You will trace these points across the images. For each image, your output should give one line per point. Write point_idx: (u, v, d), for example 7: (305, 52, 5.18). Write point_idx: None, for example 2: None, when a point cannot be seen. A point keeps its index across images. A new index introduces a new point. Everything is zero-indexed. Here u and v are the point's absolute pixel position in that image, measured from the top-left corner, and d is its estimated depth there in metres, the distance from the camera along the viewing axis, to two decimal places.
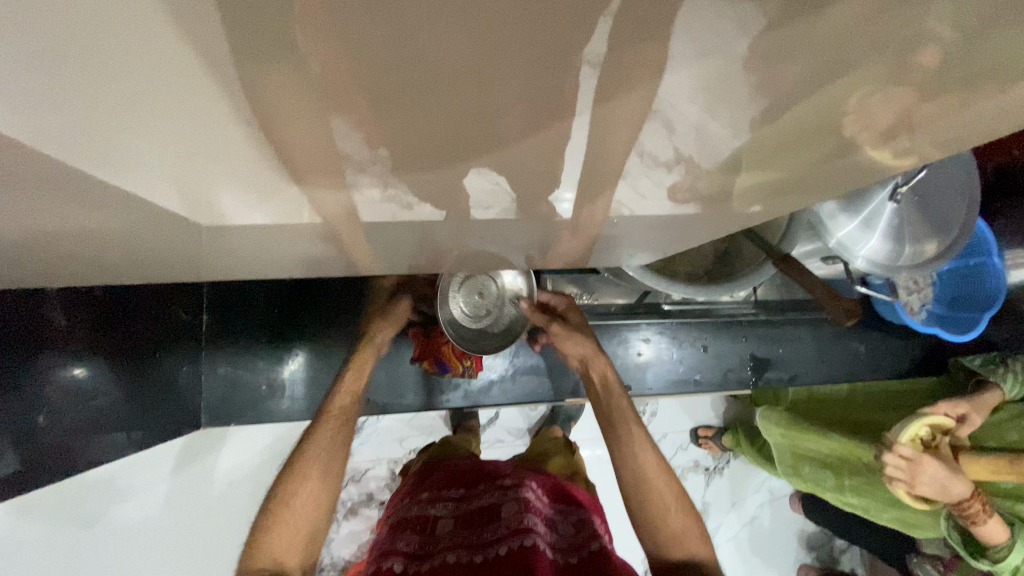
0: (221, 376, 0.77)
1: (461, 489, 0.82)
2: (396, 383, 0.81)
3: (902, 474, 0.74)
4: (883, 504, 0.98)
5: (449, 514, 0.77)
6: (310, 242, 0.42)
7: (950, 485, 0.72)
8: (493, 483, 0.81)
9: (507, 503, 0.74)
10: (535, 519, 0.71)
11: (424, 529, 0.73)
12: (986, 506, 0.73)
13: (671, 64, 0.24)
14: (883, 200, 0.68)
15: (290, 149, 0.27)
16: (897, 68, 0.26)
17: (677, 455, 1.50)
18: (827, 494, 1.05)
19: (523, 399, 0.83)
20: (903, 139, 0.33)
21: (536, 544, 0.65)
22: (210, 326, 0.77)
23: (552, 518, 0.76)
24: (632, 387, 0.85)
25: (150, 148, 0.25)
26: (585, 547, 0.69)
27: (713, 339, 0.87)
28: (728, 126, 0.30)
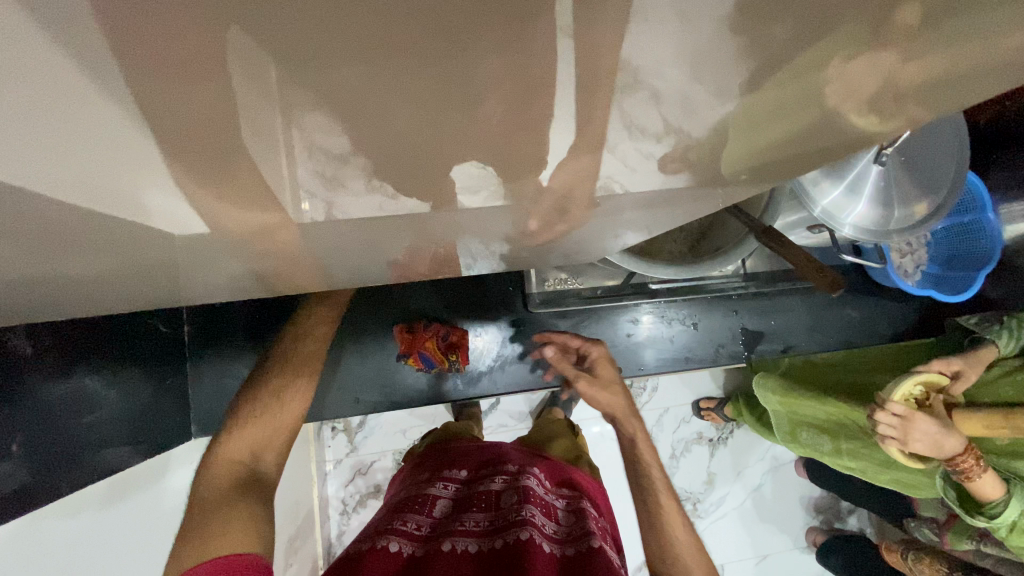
0: (208, 384, 0.77)
1: (461, 475, 0.83)
2: (386, 381, 0.80)
3: (894, 431, 0.75)
4: (879, 466, 0.99)
5: (449, 497, 0.77)
6: (269, 258, 0.41)
7: (942, 441, 0.72)
8: (498, 468, 0.82)
9: (507, 492, 0.75)
10: (534, 509, 0.71)
11: (424, 511, 0.73)
12: (979, 460, 0.73)
13: (621, 37, 0.21)
14: (867, 163, 0.65)
15: (221, 158, 0.25)
16: (872, 28, 0.23)
17: (679, 429, 1.50)
18: (824, 458, 1.07)
19: (513, 387, 0.83)
20: (885, 106, 0.31)
21: (534, 537, 0.65)
22: (191, 335, 0.77)
23: (552, 504, 0.76)
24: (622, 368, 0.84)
25: (43, 164, 0.22)
26: (585, 537, 0.70)
27: (703, 315, 0.86)
28: (692, 102, 0.27)
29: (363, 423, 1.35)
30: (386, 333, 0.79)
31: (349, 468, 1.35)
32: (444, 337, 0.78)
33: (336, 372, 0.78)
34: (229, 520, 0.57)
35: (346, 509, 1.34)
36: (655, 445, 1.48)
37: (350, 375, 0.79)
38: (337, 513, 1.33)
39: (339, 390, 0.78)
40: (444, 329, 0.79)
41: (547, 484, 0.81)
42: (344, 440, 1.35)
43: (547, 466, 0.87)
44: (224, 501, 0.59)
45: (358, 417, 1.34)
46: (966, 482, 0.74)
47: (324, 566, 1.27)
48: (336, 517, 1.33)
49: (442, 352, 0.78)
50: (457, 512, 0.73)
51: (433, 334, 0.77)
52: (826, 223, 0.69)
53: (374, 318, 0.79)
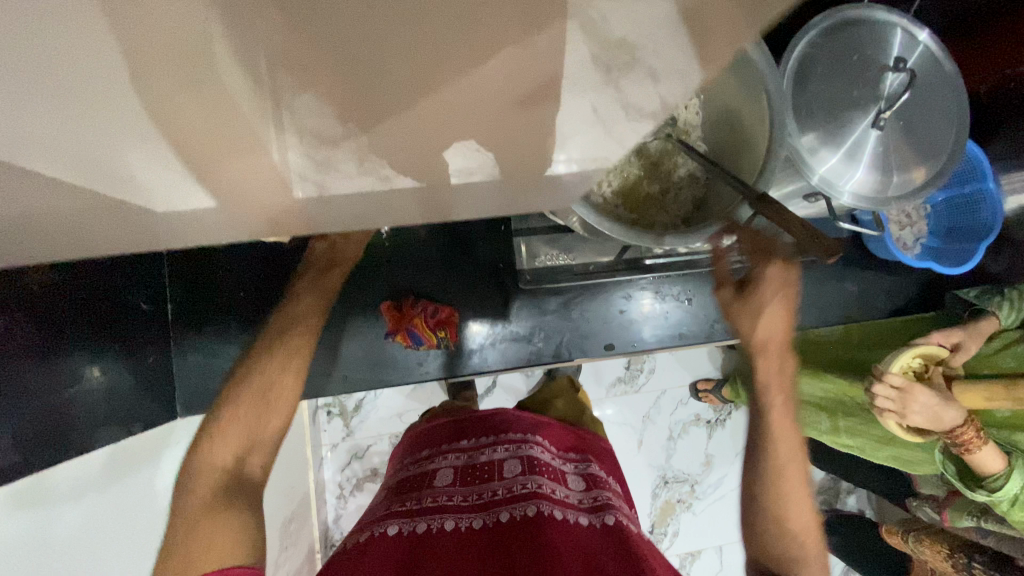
0: (191, 365, 0.74)
1: (462, 442, 0.82)
2: (375, 360, 0.78)
3: (892, 404, 0.73)
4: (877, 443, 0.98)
5: (451, 466, 0.76)
6: None
7: (941, 413, 0.71)
8: (502, 437, 0.81)
9: (510, 463, 0.74)
10: (539, 481, 0.71)
11: (426, 486, 0.72)
12: (979, 432, 0.72)
13: None
14: (866, 128, 0.63)
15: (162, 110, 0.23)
16: None
17: (677, 410, 1.49)
18: (825, 436, 1.05)
19: (505, 365, 0.80)
20: None
21: (540, 513, 0.65)
22: (174, 314, 0.73)
23: (557, 471, 0.76)
24: (615, 345, 0.82)
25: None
26: (592, 508, 0.70)
27: (698, 290, 0.84)
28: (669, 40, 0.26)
29: (359, 407, 1.34)
30: (374, 312, 0.78)
31: (345, 452, 1.34)
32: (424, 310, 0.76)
33: (323, 351, 0.77)
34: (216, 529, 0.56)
35: (343, 493, 1.34)
36: (652, 427, 1.48)
37: (339, 354, 0.77)
38: (334, 496, 1.33)
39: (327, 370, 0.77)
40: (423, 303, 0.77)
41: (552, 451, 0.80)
42: (340, 425, 1.34)
43: (554, 431, 0.87)
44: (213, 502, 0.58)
45: (354, 401, 1.33)
46: (965, 455, 0.73)
47: (321, 550, 1.27)
48: (333, 501, 1.33)
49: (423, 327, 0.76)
50: (460, 484, 0.72)
51: (422, 311, 0.76)
52: (823, 192, 0.66)
53: (360, 296, 0.78)
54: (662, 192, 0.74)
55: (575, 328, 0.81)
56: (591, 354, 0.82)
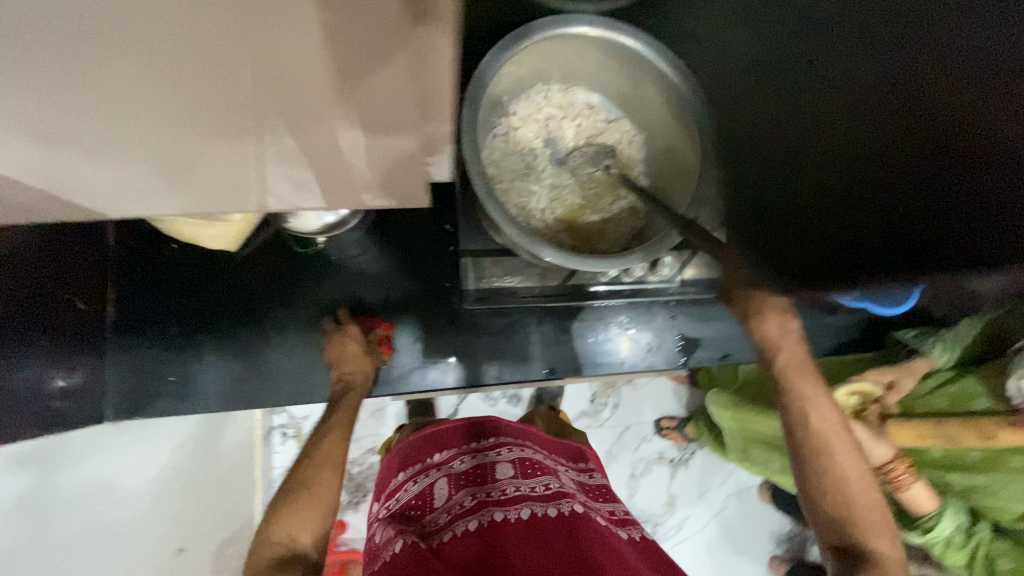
0: (128, 368, 0.72)
1: (453, 450, 0.77)
2: (311, 372, 0.76)
3: None
4: None
5: (447, 479, 0.72)
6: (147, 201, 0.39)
7: (871, 450, 0.72)
8: (501, 443, 0.77)
9: (501, 466, 0.70)
10: (531, 483, 0.66)
11: (427, 507, 0.68)
12: (911, 470, 0.71)
13: None
14: None
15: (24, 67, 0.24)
16: None
17: (641, 447, 1.48)
18: (772, 476, 1.09)
19: (445, 386, 0.81)
20: None
21: (534, 512, 0.60)
22: (114, 315, 0.72)
23: (548, 467, 0.72)
24: (556, 369, 0.85)
25: None
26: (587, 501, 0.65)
27: (640, 320, 0.86)
28: None
29: None
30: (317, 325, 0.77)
31: None
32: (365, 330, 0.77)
33: (262, 360, 0.75)
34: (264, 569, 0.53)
35: None
36: (614, 463, 1.46)
37: (278, 366, 0.75)
38: None
39: (265, 378, 0.75)
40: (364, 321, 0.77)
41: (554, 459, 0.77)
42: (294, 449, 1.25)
43: (551, 443, 0.82)
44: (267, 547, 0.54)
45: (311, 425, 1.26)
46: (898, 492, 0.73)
47: None
48: None
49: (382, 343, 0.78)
50: (456, 494, 0.67)
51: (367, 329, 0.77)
52: None
53: (298, 308, 0.77)
54: (602, 223, 0.77)
55: (517, 350, 0.83)
56: (532, 376, 0.84)
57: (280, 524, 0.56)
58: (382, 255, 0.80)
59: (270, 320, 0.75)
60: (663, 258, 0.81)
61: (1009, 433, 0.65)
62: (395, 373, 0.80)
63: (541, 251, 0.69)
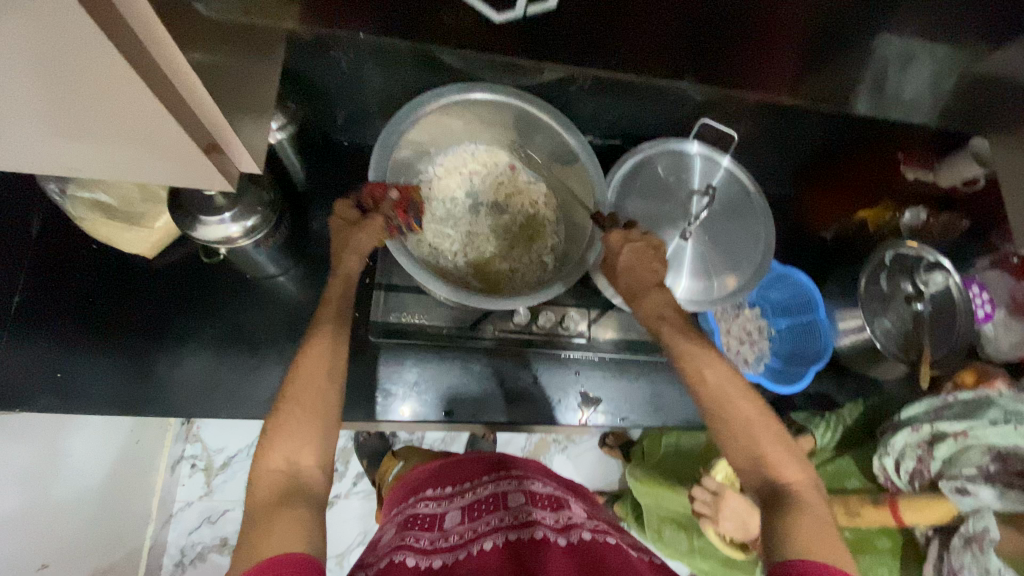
0: (19, 362, 0.72)
1: (466, 483, 0.74)
2: (213, 387, 0.77)
3: (709, 507, 0.86)
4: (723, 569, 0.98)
5: (457, 508, 0.69)
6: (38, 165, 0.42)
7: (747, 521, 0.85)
8: (502, 473, 0.74)
9: (512, 493, 0.68)
10: (547, 511, 0.64)
11: (432, 526, 0.65)
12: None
13: None
14: (677, 241, 0.74)
15: None
16: None
17: None
18: (682, 559, 1.03)
19: (346, 417, 0.83)
20: None
21: (549, 535, 0.58)
22: (18, 307, 0.73)
23: (563, 499, 0.69)
24: (456, 413, 0.86)
25: None
26: (600, 529, 0.62)
27: (544, 371, 0.90)
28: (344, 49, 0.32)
29: (228, 464, 1.19)
30: (226, 341, 0.79)
31: (197, 514, 1.16)
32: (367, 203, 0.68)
33: (167, 369, 0.76)
34: (277, 526, 0.47)
35: (182, 562, 1.13)
36: None
37: (182, 377, 0.77)
38: (169, 565, 1.12)
39: (165, 387, 0.76)
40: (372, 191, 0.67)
41: (557, 487, 0.74)
42: (201, 482, 1.17)
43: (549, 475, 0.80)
44: (275, 510, 0.49)
45: (223, 457, 1.19)
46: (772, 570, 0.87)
47: None
48: (167, 571, 1.12)
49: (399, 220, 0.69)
50: (469, 522, 0.64)
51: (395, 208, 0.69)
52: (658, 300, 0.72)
53: (205, 322, 0.79)
54: (511, 270, 0.80)
55: (420, 389, 0.85)
56: (430, 418, 0.85)
57: (272, 450, 0.53)
58: (300, 280, 0.84)
59: (179, 331, 0.78)
60: (572, 313, 0.86)
61: (872, 510, 0.77)
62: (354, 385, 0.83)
63: (441, 284, 0.71)
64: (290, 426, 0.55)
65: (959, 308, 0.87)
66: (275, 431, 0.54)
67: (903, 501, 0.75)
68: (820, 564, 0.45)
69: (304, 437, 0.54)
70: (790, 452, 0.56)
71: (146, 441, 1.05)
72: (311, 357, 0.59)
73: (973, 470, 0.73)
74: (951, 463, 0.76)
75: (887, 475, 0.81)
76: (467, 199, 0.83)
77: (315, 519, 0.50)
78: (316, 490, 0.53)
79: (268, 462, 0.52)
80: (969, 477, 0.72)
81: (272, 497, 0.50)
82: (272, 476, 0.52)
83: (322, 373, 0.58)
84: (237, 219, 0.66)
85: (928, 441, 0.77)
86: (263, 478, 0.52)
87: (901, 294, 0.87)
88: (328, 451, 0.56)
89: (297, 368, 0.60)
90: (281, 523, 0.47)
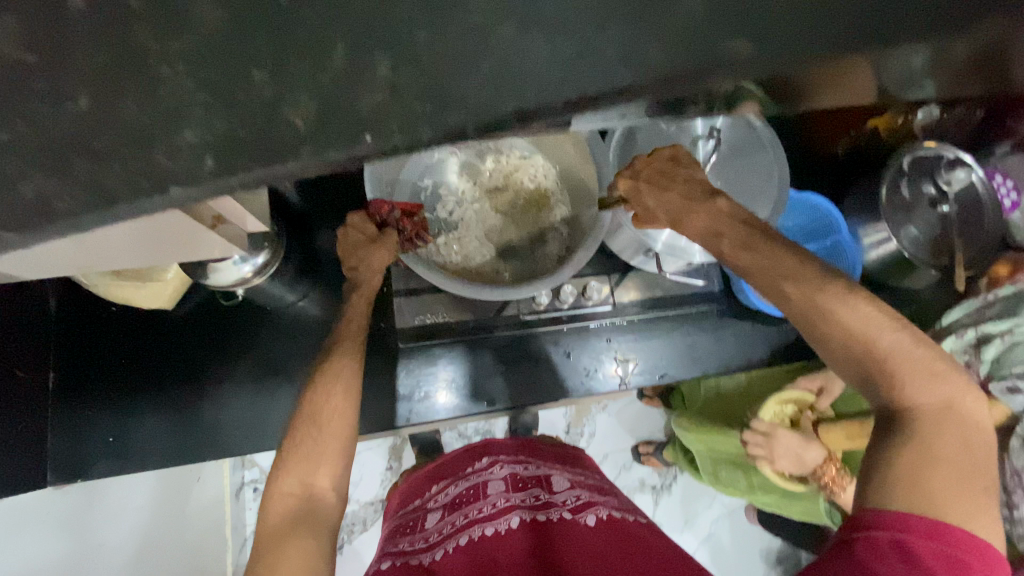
0: (73, 434, 0.74)
1: (451, 477, 0.83)
2: (257, 422, 0.79)
3: (763, 449, 0.90)
4: (783, 499, 0.99)
5: (440, 503, 0.77)
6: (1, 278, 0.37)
7: (802, 453, 0.89)
8: (485, 461, 0.82)
9: (491, 482, 0.76)
10: (521, 496, 0.72)
11: (416, 528, 0.73)
12: (840, 473, 0.89)
13: None
14: None
15: None
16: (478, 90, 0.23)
17: (621, 476, 1.39)
18: (744, 496, 1.05)
19: (392, 423, 0.84)
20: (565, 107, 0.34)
21: (523, 520, 0.66)
22: (56, 381, 0.74)
23: (539, 479, 0.76)
24: (497, 400, 0.87)
25: None
26: (578, 503, 0.69)
27: (576, 344, 0.89)
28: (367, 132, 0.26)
29: None
30: (260, 375, 0.80)
31: None
32: (381, 216, 0.67)
33: (211, 412, 0.78)
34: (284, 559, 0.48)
35: None
36: None
37: (226, 418, 0.78)
38: None
39: (209, 429, 0.77)
40: (387, 205, 0.67)
41: (540, 462, 0.82)
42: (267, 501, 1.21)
43: (534, 450, 0.87)
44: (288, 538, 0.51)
45: None
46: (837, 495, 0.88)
47: None
48: None
49: (414, 232, 0.70)
50: (449, 515, 0.72)
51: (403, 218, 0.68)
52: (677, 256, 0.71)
53: (238, 360, 0.80)
54: (525, 253, 0.80)
55: (457, 382, 0.86)
56: (472, 409, 0.86)
57: (287, 474, 0.55)
58: (320, 300, 0.83)
59: (215, 375, 0.78)
60: (591, 283, 0.86)
61: None
62: (400, 392, 0.85)
63: (455, 284, 0.69)
64: (304, 449, 0.55)
65: (987, 202, 0.84)
66: (288, 457, 0.55)
67: None
68: (905, 516, 0.43)
69: (320, 460, 0.56)
70: (932, 372, 0.48)
71: (207, 476, 1.08)
72: (335, 380, 0.59)
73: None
74: (1000, 363, 0.76)
75: None
76: (470, 188, 0.80)
77: (323, 550, 0.52)
78: (329, 515, 0.55)
79: (284, 485, 0.54)
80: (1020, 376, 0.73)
81: (284, 523, 0.52)
82: (286, 502, 0.54)
83: (346, 396, 0.59)
84: (248, 258, 0.66)
85: (975, 344, 0.79)
86: (281, 505, 0.53)
87: (925, 198, 0.84)
88: (343, 468, 0.58)
89: (308, 394, 0.59)
90: (290, 550, 0.50)
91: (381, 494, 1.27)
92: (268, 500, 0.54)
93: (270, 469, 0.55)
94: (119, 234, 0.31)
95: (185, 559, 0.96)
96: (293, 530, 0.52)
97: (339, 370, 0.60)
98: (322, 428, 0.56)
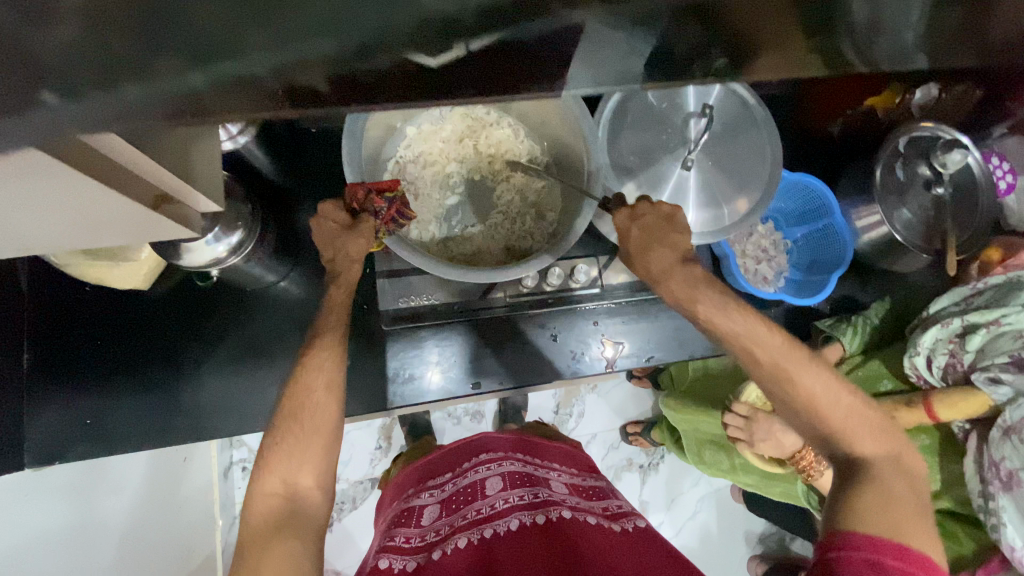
0: (51, 414, 0.73)
1: (445, 474, 0.83)
2: (238, 405, 0.78)
3: (743, 433, 0.91)
4: (765, 481, 1.00)
5: (436, 500, 0.78)
6: None
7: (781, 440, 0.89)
8: (478, 459, 0.83)
9: (489, 480, 0.76)
10: (517, 495, 0.72)
11: (411, 522, 0.74)
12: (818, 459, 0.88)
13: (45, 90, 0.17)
14: (679, 171, 0.69)
15: None
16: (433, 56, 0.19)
17: (608, 455, 1.40)
18: (726, 476, 1.06)
19: (376, 406, 0.83)
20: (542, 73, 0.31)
21: (522, 522, 0.67)
22: (33, 360, 0.73)
23: (536, 478, 0.77)
24: (483, 383, 0.86)
25: None
26: (576, 507, 0.70)
27: (563, 327, 0.88)
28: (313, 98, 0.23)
29: None
30: (242, 358, 0.78)
31: None
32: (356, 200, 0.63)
33: (194, 394, 0.77)
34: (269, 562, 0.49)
35: None
36: None
37: (209, 400, 0.77)
38: None
39: (192, 411, 0.77)
40: (362, 187, 0.63)
41: (536, 461, 0.83)
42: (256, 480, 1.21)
43: (534, 446, 0.87)
44: (272, 539, 0.51)
45: None
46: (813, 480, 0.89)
47: None
48: None
49: (393, 211, 0.64)
50: (446, 516, 0.73)
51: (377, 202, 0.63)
52: None
53: (219, 342, 0.78)
54: (512, 231, 0.77)
55: (440, 364, 0.85)
56: (458, 391, 0.85)
57: (270, 473, 0.54)
58: (301, 280, 0.81)
59: (195, 356, 0.77)
60: (580, 265, 0.84)
61: (907, 412, 0.77)
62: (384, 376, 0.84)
63: (424, 260, 0.66)
64: (289, 446, 0.55)
65: (982, 184, 0.83)
66: (273, 455, 0.55)
67: (936, 398, 0.76)
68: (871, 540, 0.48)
69: (304, 457, 0.55)
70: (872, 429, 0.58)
71: (195, 456, 1.07)
72: (319, 372, 0.58)
73: (1005, 358, 0.71)
74: (983, 353, 0.74)
75: (919, 374, 0.82)
76: (432, 142, 0.76)
77: (309, 552, 0.52)
78: (313, 515, 0.55)
79: (268, 484, 0.54)
80: (1002, 367, 0.71)
81: (265, 524, 0.52)
82: (270, 502, 0.54)
83: (327, 389, 0.58)
84: (221, 237, 0.64)
85: (960, 335, 0.77)
86: (264, 498, 0.53)
87: (920, 179, 0.83)
88: (329, 467, 0.57)
89: (288, 386, 0.58)
90: (276, 553, 0.50)
91: (371, 473, 1.27)
92: (252, 499, 0.54)
93: (253, 467, 0.55)
94: (108, 216, 0.33)
95: (177, 538, 0.96)
96: (274, 529, 0.52)
97: (321, 365, 0.58)
98: (305, 427, 0.55)
